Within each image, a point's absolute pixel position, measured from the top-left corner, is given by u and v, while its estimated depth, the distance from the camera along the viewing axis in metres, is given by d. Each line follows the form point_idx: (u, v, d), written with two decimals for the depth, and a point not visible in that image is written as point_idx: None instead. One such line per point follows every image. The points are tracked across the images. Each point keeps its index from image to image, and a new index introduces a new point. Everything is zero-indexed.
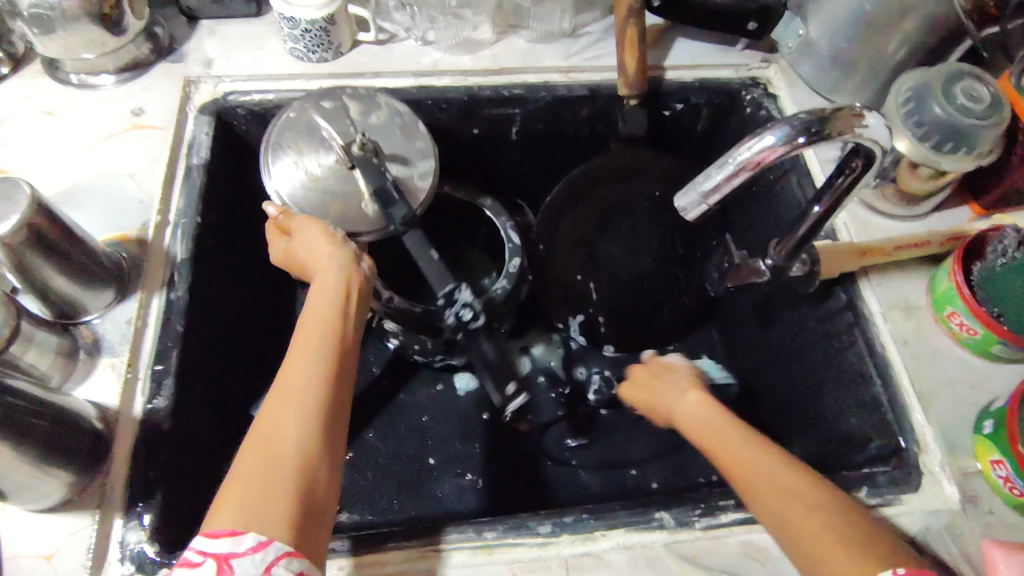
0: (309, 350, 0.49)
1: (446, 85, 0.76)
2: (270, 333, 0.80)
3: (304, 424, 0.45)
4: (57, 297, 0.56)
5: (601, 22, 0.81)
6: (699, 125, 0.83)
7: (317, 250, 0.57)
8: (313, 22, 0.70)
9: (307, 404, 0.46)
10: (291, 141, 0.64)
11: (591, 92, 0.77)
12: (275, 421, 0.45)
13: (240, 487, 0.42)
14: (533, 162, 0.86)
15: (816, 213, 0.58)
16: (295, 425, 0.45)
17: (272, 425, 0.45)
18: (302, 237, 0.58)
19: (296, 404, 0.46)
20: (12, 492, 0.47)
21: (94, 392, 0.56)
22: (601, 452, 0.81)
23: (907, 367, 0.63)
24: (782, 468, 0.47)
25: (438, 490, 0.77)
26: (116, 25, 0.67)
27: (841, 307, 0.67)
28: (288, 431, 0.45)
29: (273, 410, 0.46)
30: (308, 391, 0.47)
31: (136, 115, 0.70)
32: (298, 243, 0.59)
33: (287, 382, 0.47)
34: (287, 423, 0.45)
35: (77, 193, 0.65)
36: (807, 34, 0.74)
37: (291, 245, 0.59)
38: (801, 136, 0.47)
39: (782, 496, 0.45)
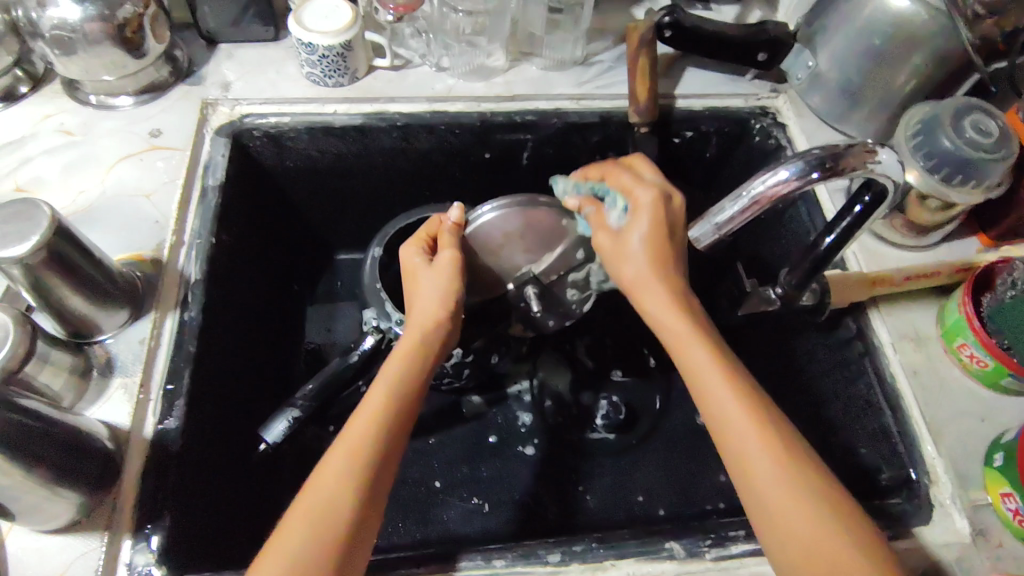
0: (368, 420, 0.51)
1: (459, 110, 0.77)
2: (279, 353, 0.80)
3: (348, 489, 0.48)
4: (72, 317, 0.56)
5: (612, 51, 0.83)
6: (709, 153, 0.84)
7: (428, 296, 0.59)
8: (330, 48, 0.71)
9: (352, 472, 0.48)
10: (532, 218, 0.65)
11: (602, 118, 0.78)
12: (325, 483, 0.48)
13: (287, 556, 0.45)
14: (543, 187, 0.87)
15: (827, 244, 0.58)
16: (343, 489, 0.48)
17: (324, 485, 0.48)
18: (425, 275, 0.60)
19: (347, 462, 0.49)
20: (23, 512, 0.47)
21: (105, 411, 0.56)
22: (608, 478, 0.80)
23: (918, 398, 0.63)
24: (765, 454, 0.48)
25: (445, 514, 0.77)
26: (137, 48, 0.68)
27: (851, 336, 0.68)
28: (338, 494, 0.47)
29: (331, 472, 0.49)
30: (360, 458, 0.49)
31: (154, 136, 0.71)
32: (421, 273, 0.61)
33: (344, 444, 0.50)
34: (338, 488, 0.48)
35: (93, 212, 0.66)
36: (816, 66, 0.76)
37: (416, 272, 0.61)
38: (815, 171, 0.47)
39: (780, 508, 0.47)
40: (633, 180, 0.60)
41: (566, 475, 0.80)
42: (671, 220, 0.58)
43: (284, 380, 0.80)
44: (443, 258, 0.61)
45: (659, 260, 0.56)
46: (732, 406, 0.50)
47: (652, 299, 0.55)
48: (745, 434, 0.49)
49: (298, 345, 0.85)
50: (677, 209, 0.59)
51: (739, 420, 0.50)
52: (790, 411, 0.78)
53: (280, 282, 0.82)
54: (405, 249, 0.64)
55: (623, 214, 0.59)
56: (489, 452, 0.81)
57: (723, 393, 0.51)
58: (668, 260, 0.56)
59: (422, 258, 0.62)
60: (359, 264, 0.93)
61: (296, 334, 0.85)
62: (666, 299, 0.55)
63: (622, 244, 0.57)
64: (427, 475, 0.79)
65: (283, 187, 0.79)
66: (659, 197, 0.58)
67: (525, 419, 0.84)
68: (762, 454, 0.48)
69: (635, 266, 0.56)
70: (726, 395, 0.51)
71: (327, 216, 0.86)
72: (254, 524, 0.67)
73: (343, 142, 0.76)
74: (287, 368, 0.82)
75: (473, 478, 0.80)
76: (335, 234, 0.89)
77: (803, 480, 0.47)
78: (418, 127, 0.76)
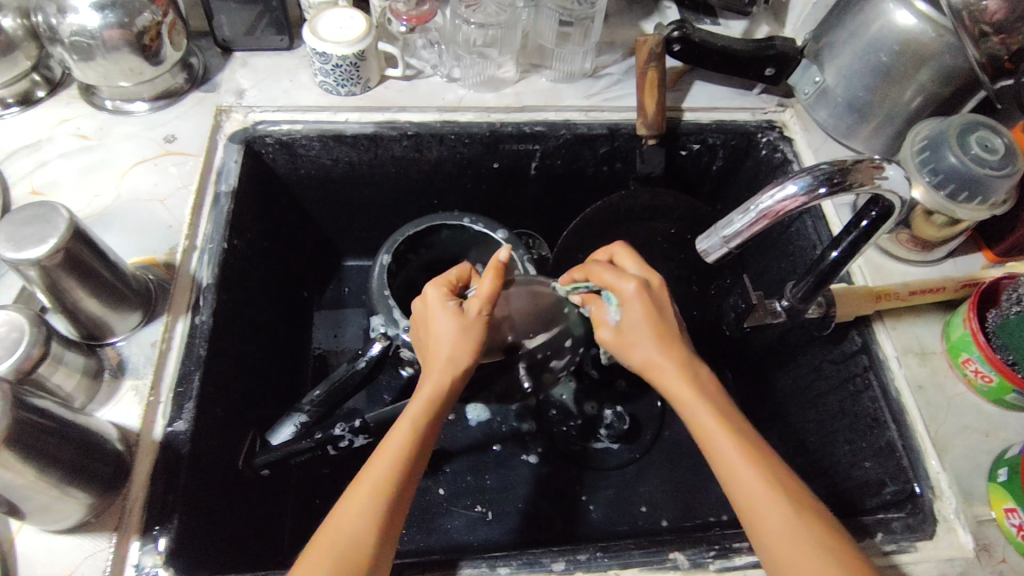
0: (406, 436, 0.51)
1: (469, 120, 0.77)
2: (288, 358, 0.81)
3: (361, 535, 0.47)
4: (85, 319, 0.57)
5: (621, 64, 0.84)
6: (715, 165, 0.85)
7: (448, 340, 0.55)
8: (344, 58, 0.72)
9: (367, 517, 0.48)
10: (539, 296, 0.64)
11: (610, 130, 0.79)
12: (340, 526, 0.47)
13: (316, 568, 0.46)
14: (550, 197, 0.88)
15: (833, 258, 0.59)
16: (356, 536, 0.47)
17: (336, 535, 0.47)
18: (450, 324, 0.55)
19: (366, 503, 0.48)
20: (34, 512, 0.48)
21: (116, 412, 0.56)
22: (612, 488, 0.80)
23: (922, 412, 0.63)
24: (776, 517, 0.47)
25: (449, 522, 0.77)
26: (155, 55, 0.69)
27: (856, 350, 0.68)
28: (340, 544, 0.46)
29: (343, 517, 0.48)
30: (372, 500, 0.48)
31: (169, 142, 0.72)
32: (445, 322, 0.55)
33: (359, 492, 0.49)
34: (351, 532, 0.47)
35: (107, 216, 0.67)
36: (823, 81, 0.77)
37: (438, 317, 0.56)
38: (823, 186, 0.48)
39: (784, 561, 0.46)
40: (614, 274, 0.56)
41: (570, 485, 0.81)
42: (661, 304, 0.55)
43: (291, 385, 0.81)
44: (476, 315, 0.55)
45: (659, 342, 0.54)
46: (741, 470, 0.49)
47: (664, 376, 0.54)
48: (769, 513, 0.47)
49: (305, 350, 0.86)
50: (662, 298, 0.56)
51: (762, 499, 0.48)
52: (794, 426, 0.78)
53: (289, 288, 0.83)
54: (431, 291, 0.58)
55: (614, 310, 0.57)
56: (493, 460, 0.82)
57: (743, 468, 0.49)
58: (670, 336, 0.54)
59: (454, 303, 0.56)
60: (366, 270, 0.94)
61: (303, 339, 0.86)
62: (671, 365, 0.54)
63: (620, 333, 0.56)
64: (431, 483, 0.80)
65: (294, 193, 0.80)
66: (642, 287, 0.55)
67: (529, 428, 0.84)
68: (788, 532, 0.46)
69: (640, 349, 0.54)
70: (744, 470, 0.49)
71: (336, 223, 0.87)
72: (259, 527, 0.67)
73: (355, 150, 0.77)
74: (295, 373, 0.83)
75: (477, 486, 0.80)
76: (345, 240, 0.90)
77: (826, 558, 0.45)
78: (428, 136, 0.77)
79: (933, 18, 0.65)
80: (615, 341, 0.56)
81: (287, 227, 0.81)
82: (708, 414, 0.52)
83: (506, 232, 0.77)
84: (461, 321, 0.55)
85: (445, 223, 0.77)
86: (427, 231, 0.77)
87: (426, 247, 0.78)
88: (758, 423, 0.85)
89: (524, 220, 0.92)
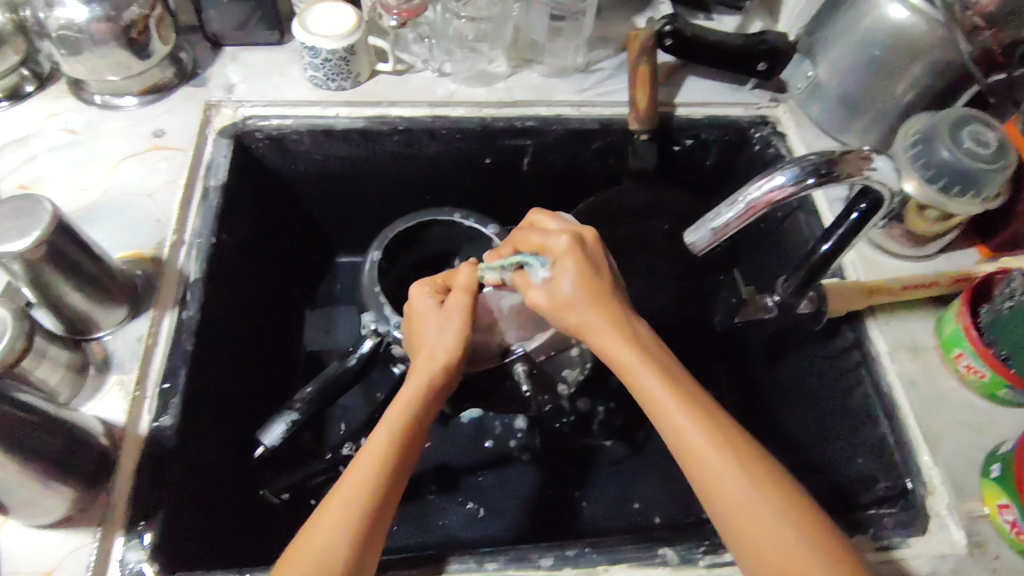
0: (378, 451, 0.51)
1: (460, 115, 0.77)
2: (278, 354, 0.80)
3: (334, 544, 0.46)
4: (70, 313, 0.56)
5: (613, 59, 0.83)
6: (709, 161, 0.85)
7: (429, 336, 0.58)
8: (333, 52, 0.72)
9: (343, 529, 0.47)
10: None
11: (602, 125, 0.79)
12: (312, 542, 0.47)
13: None
14: (542, 194, 0.88)
15: (824, 252, 0.58)
16: (330, 547, 0.46)
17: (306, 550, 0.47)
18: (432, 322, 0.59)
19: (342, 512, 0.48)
20: (16, 507, 0.47)
21: (101, 407, 0.56)
22: (605, 485, 0.80)
23: (915, 408, 0.63)
24: (733, 478, 0.47)
25: (439, 519, 0.77)
26: (143, 50, 0.69)
27: (849, 345, 0.68)
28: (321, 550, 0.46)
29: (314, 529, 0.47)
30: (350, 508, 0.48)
31: (157, 136, 0.71)
32: (430, 321, 0.59)
33: (336, 505, 0.48)
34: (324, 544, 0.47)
35: (95, 211, 0.66)
36: (816, 75, 0.77)
37: (424, 314, 0.59)
38: (810, 177, 0.48)
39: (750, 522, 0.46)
40: (545, 236, 0.56)
41: (562, 482, 0.80)
42: (593, 256, 0.55)
43: (281, 381, 0.80)
44: (455, 304, 0.58)
45: (589, 297, 0.54)
46: (689, 429, 0.49)
47: (597, 334, 0.54)
48: (716, 464, 0.48)
49: (296, 348, 0.85)
50: (594, 246, 0.56)
51: (709, 456, 0.48)
52: (788, 422, 0.78)
53: (281, 284, 0.83)
54: (414, 292, 0.61)
55: (544, 271, 0.55)
56: (485, 458, 0.81)
57: (685, 423, 0.49)
58: (601, 294, 0.54)
59: (435, 300, 0.60)
60: (359, 267, 0.93)
61: (294, 336, 0.85)
62: (604, 324, 0.53)
63: (554, 288, 0.55)
64: (422, 481, 0.79)
65: (286, 190, 0.80)
66: (573, 241, 0.55)
67: (521, 425, 0.84)
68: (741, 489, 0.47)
69: (568, 309, 0.54)
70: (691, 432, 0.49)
71: (328, 220, 0.87)
72: (248, 526, 0.67)
73: (346, 145, 0.77)
74: (287, 370, 0.82)
75: (470, 483, 0.80)
76: (337, 237, 0.90)
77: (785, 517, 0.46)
78: (420, 131, 0.77)
79: (926, 12, 0.64)
80: (548, 301, 0.55)
81: (278, 222, 0.81)
82: (648, 374, 0.51)
83: (498, 228, 0.77)
84: (444, 312, 0.58)
85: (436, 219, 0.77)
86: (419, 227, 0.77)
87: (417, 243, 0.78)
88: (752, 421, 0.84)
89: (517, 216, 0.91)
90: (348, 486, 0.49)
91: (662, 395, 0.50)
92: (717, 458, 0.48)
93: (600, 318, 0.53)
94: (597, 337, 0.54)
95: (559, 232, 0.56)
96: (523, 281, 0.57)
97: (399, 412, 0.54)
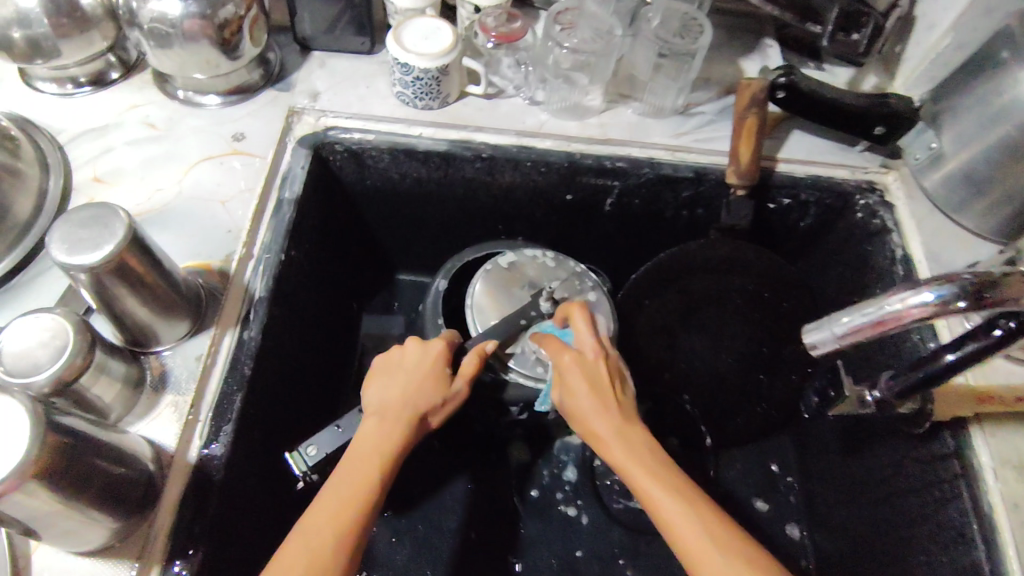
0: (369, 454, 0.53)
1: (548, 148, 0.73)
2: (330, 374, 0.78)
3: (332, 544, 0.47)
4: (130, 326, 0.54)
5: (716, 103, 0.78)
6: (804, 222, 0.80)
7: (413, 366, 0.59)
8: (426, 71, 0.68)
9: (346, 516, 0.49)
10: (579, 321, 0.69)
11: (697, 174, 0.74)
12: (308, 530, 0.48)
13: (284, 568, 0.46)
14: (614, 239, 0.83)
15: (945, 361, 0.51)
16: (328, 538, 0.47)
17: (294, 547, 0.47)
18: (425, 348, 0.60)
19: (338, 504, 0.49)
20: (55, 536, 0.44)
21: (152, 429, 0.53)
22: (653, 557, 0.76)
23: (1019, 536, 0.55)
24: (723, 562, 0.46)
25: (476, 570, 0.74)
26: (233, 50, 0.66)
27: (947, 453, 0.61)
28: (323, 534, 0.47)
29: (318, 512, 0.49)
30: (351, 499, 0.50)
31: (237, 140, 0.69)
32: (416, 354, 0.60)
33: (325, 503, 0.49)
34: (323, 533, 0.48)
35: (166, 212, 0.64)
36: (940, 146, 0.69)
37: (413, 349, 0.60)
38: (962, 300, 0.41)
39: None
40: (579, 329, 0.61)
41: (607, 547, 0.76)
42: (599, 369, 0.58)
43: (328, 400, 0.78)
44: (440, 344, 0.61)
45: (591, 384, 0.57)
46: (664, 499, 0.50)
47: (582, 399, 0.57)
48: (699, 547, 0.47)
49: (347, 366, 0.82)
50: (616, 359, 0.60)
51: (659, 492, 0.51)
52: (859, 519, 0.72)
53: (340, 300, 0.80)
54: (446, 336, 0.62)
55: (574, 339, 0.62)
56: (530, 508, 0.78)
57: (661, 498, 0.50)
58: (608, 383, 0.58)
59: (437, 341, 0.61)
60: (419, 286, 0.90)
61: (348, 354, 0.83)
62: (593, 404, 0.56)
63: (577, 355, 0.59)
64: (462, 524, 0.76)
65: (357, 205, 0.78)
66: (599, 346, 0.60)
67: (570, 476, 0.80)
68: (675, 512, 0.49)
69: (579, 382, 0.57)
70: (670, 506, 0.50)
71: (396, 239, 0.84)
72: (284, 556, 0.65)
73: (424, 167, 0.73)
74: (336, 388, 0.80)
75: (513, 535, 0.76)
76: (402, 255, 0.87)
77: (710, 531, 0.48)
78: (503, 160, 0.73)
79: None
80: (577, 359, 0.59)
81: (345, 235, 0.78)
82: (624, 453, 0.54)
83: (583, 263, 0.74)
84: (417, 361, 0.60)
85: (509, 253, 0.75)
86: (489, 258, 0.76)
87: None
88: (819, 507, 0.79)
89: (589, 257, 0.87)
90: (344, 472, 0.52)
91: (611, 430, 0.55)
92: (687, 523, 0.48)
93: (591, 398, 0.56)
94: (579, 389, 0.57)
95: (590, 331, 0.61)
96: (551, 344, 0.61)
97: (384, 429, 0.55)
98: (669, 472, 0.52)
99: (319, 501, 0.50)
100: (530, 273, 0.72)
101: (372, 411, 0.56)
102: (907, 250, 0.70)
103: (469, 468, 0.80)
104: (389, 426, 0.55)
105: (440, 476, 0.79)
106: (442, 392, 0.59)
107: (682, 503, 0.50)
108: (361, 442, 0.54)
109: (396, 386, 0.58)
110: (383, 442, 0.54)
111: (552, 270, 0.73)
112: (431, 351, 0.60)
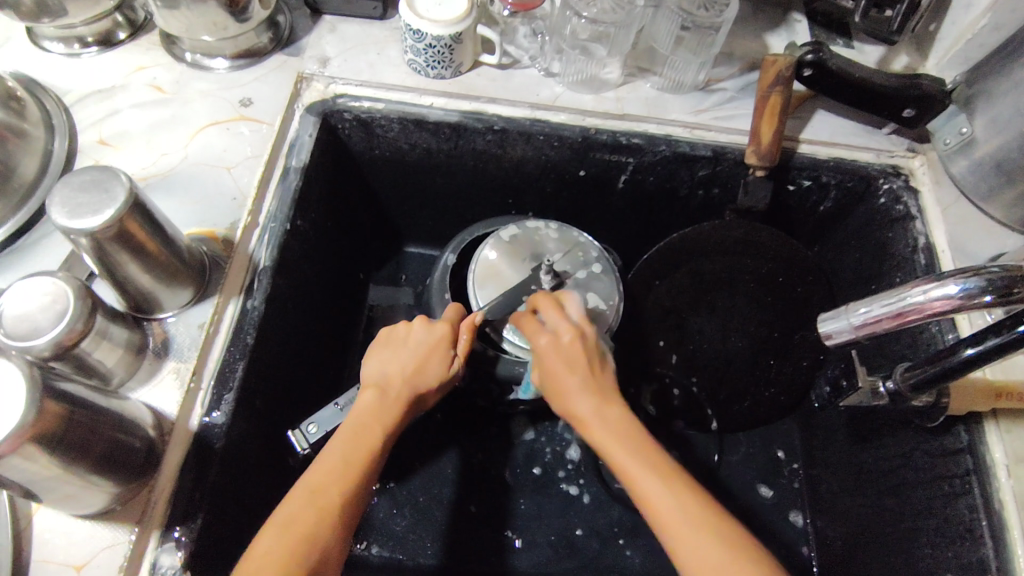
0: (371, 420, 0.53)
1: (562, 121, 0.71)
2: (334, 344, 0.78)
3: (332, 506, 0.47)
4: (133, 292, 0.53)
5: (737, 80, 0.76)
6: (823, 206, 0.77)
7: (416, 344, 0.59)
8: (439, 38, 0.66)
9: (347, 481, 0.48)
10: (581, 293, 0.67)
11: (714, 153, 0.71)
12: (308, 491, 0.47)
13: (287, 526, 0.45)
14: (626, 217, 0.82)
15: (965, 355, 0.49)
16: (332, 499, 0.47)
17: (294, 506, 0.46)
18: (430, 329, 0.59)
19: (341, 468, 0.49)
20: (54, 498, 0.44)
21: (153, 395, 0.53)
22: (652, 538, 0.75)
23: None
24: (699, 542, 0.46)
25: (474, 544, 0.74)
26: (242, 12, 0.64)
27: (959, 448, 0.59)
28: (324, 497, 0.47)
29: (321, 475, 0.48)
30: (352, 463, 0.49)
31: (244, 106, 0.67)
32: (421, 335, 0.59)
33: (326, 467, 0.49)
34: (332, 491, 0.48)
35: (172, 178, 0.63)
36: (971, 132, 0.66)
37: (413, 329, 0.60)
38: (988, 295, 0.39)
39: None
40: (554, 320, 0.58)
41: (607, 527, 0.76)
42: (574, 353, 0.57)
43: (331, 371, 0.77)
44: (445, 323, 0.60)
45: (567, 363, 0.56)
46: (644, 479, 0.49)
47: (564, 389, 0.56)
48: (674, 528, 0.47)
49: (353, 336, 0.82)
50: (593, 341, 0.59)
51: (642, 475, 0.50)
52: (864, 509, 0.71)
53: (346, 270, 0.80)
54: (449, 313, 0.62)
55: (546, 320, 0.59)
56: (530, 484, 0.78)
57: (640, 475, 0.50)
58: (585, 362, 0.57)
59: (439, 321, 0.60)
60: (428, 259, 0.89)
61: (353, 325, 0.82)
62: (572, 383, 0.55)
63: (553, 338, 0.58)
64: (462, 498, 0.76)
65: (365, 175, 0.76)
66: (576, 332, 0.58)
67: (573, 455, 0.79)
68: (664, 499, 0.48)
69: (557, 364, 0.57)
70: (652, 485, 0.49)
71: (404, 211, 0.83)
72: None
73: (435, 138, 0.71)
74: (341, 358, 0.80)
75: (514, 511, 0.76)
76: (411, 226, 0.86)
77: (686, 502, 0.48)
78: (516, 133, 0.71)
79: None
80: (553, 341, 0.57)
81: (352, 205, 0.77)
82: (604, 434, 0.53)
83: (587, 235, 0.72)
84: (420, 340, 0.59)
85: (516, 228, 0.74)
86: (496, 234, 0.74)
87: None
88: (823, 495, 0.78)
89: (600, 234, 0.85)
90: (345, 437, 0.51)
91: (586, 411, 0.54)
92: (668, 496, 0.48)
93: (569, 377, 0.56)
94: (556, 370, 0.56)
95: (568, 320, 0.59)
96: (528, 323, 0.59)
97: (388, 403, 0.55)
98: (647, 450, 0.52)
99: (320, 465, 0.49)
100: (534, 244, 0.70)
101: (375, 381, 0.56)
102: (931, 238, 0.67)
103: (472, 443, 0.80)
104: (391, 399, 0.55)
105: (442, 451, 0.79)
106: (443, 370, 0.58)
107: (666, 482, 0.49)
108: (362, 411, 0.54)
109: (402, 361, 0.57)
110: (386, 414, 0.54)
111: (555, 240, 0.71)
112: (433, 331, 0.59)
